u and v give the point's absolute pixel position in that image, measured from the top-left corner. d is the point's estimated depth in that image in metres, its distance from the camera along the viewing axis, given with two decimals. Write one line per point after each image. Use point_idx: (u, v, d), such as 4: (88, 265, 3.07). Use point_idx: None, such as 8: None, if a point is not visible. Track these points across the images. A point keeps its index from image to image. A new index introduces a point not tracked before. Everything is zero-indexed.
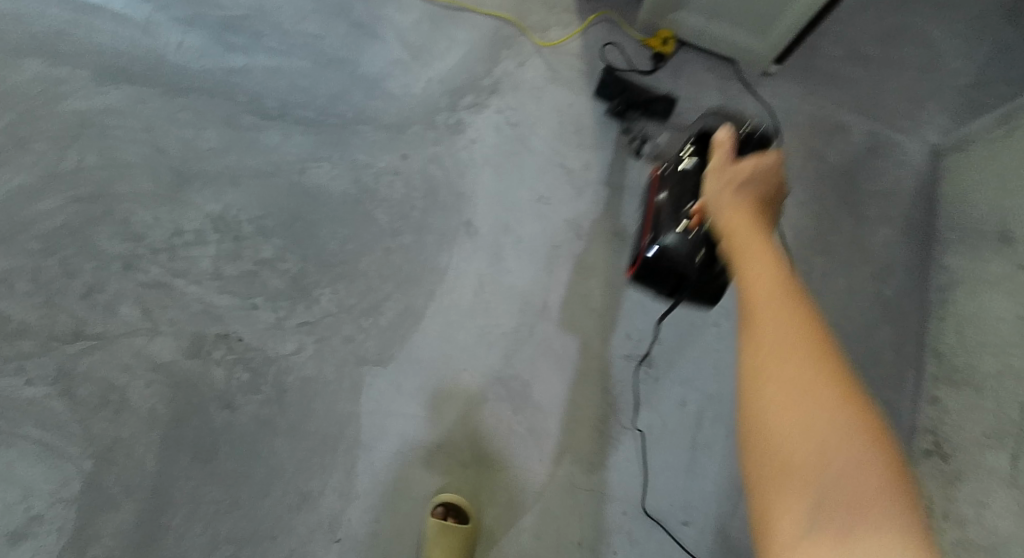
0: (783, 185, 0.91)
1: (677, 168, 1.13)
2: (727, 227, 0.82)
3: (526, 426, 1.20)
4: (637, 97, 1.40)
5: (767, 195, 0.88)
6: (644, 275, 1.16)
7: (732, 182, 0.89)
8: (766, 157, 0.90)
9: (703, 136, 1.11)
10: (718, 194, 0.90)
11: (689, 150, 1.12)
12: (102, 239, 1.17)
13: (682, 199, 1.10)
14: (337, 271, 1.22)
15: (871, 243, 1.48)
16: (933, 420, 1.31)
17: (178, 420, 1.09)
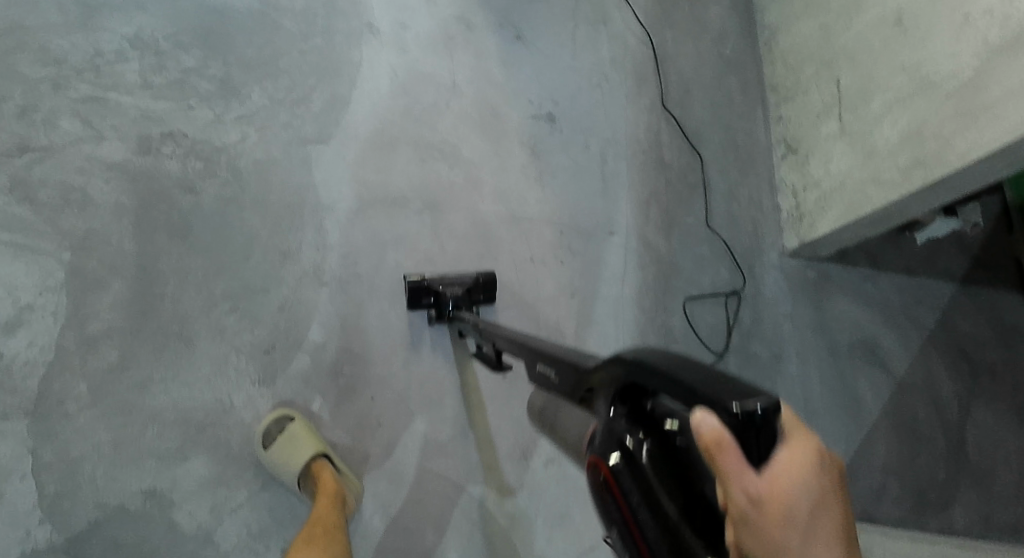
0: (837, 468, 0.53)
1: (628, 461, 0.61)
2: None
3: (463, 178, 1.39)
4: (457, 295, 1.20)
5: (838, 511, 0.51)
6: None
7: (801, 534, 0.49)
8: (809, 458, 0.51)
9: (631, 391, 0.63)
10: (769, 549, 0.49)
11: (623, 421, 0.63)
12: (22, 65, 1.17)
13: (668, 494, 0.58)
14: (261, 71, 1.30)
15: (706, 18, 1.80)
16: (782, 132, 1.71)
17: (145, 206, 1.15)
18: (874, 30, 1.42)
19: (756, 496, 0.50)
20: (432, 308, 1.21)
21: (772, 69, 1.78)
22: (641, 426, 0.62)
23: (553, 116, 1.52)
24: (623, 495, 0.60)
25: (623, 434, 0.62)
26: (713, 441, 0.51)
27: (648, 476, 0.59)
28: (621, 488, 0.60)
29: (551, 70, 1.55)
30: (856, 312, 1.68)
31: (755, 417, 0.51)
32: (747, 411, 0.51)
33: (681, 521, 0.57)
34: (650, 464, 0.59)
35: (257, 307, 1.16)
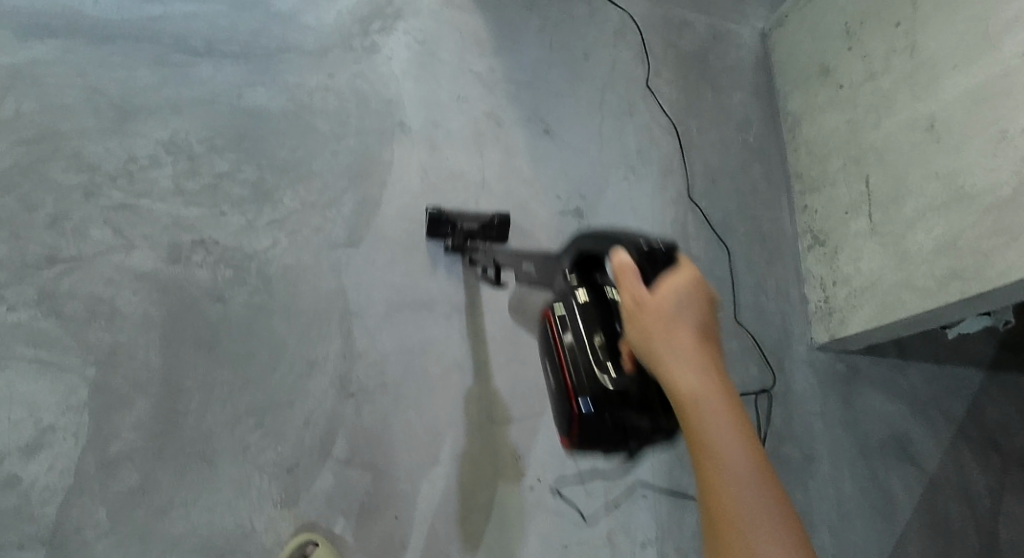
0: (709, 293, 0.86)
1: (571, 306, 0.96)
2: (678, 394, 0.77)
3: (494, 279, 1.35)
4: (473, 229, 1.28)
5: (700, 322, 0.82)
6: (584, 440, 0.89)
7: (670, 324, 0.80)
8: (687, 282, 0.84)
9: (582, 260, 0.98)
10: (648, 336, 0.81)
11: (574, 279, 0.98)
12: (56, 173, 1.19)
13: (592, 329, 0.93)
14: (294, 174, 1.31)
15: (729, 105, 1.80)
16: (807, 221, 1.68)
17: (172, 317, 1.13)
18: (905, 134, 1.43)
19: (642, 300, 0.82)
20: (450, 238, 1.31)
21: (795, 156, 1.76)
22: (585, 287, 0.97)
23: (581, 211, 1.51)
24: (563, 330, 0.95)
25: (573, 288, 0.97)
26: (623, 267, 0.85)
27: (584, 317, 0.94)
28: (560, 327, 0.95)
29: (578, 163, 1.55)
30: (887, 408, 1.64)
31: (656, 252, 0.86)
32: (652, 249, 0.87)
33: (602, 344, 0.92)
34: (585, 308, 0.95)
35: (282, 422, 1.13)
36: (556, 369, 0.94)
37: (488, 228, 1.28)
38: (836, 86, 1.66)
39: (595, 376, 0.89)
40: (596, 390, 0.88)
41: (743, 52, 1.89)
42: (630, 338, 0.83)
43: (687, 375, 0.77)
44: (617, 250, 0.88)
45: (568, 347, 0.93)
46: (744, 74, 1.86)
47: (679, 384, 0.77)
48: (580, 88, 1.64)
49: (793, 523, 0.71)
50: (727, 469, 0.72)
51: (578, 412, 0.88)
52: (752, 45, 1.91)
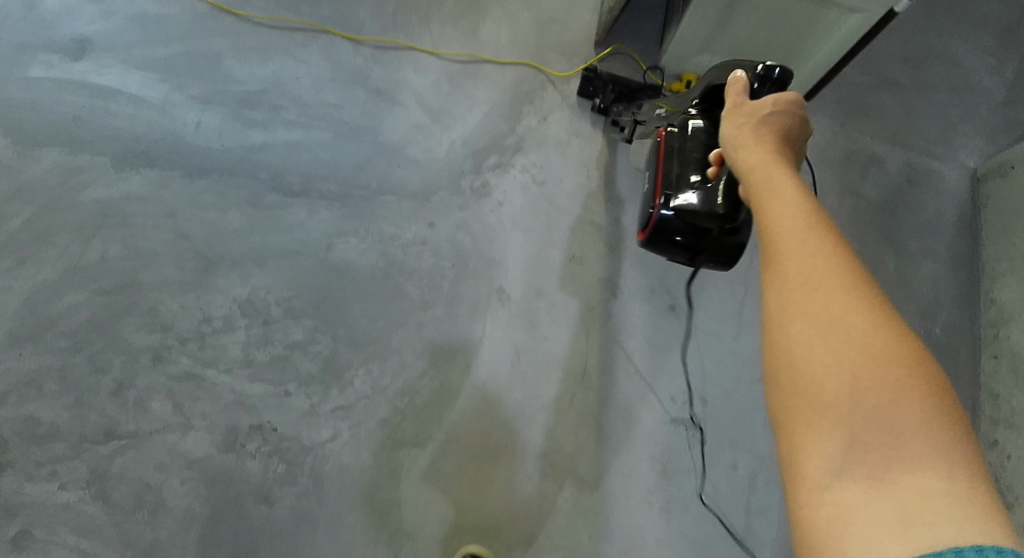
0: (806, 121, 0.76)
1: (680, 127, 0.96)
2: (748, 167, 0.71)
3: (572, 502, 1.16)
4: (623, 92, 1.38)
5: (788, 130, 0.74)
6: (658, 240, 0.93)
7: (757, 121, 0.75)
8: (792, 96, 0.76)
9: (712, 93, 0.97)
10: (737, 126, 0.76)
11: (695, 106, 0.98)
12: (128, 331, 1.15)
13: (693, 148, 0.93)
14: (370, 349, 1.19)
15: (916, 276, 1.42)
16: (995, 465, 1.26)
17: (215, 517, 1.07)
18: None
19: (740, 103, 0.79)
20: (596, 98, 1.39)
21: (993, 368, 1.33)
22: (705, 117, 0.96)
23: (699, 421, 1.24)
24: (665, 153, 0.96)
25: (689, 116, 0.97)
26: (734, 83, 0.84)
27: (696, 130, 0.94)
28: (666, 142, 0.96)
29: (704, 353, 1.28)
30: None
31: (766, 71, 0.83)
32: (764, 69, 0.84)
33: (699, 154, 0.93)
34: (696, 130, 0.94)
35: None
36: (651, 189, 0.97)
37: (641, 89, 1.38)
38: None
39: (682, 177, 0.92)
40: (678, 193, 0.91)
41: (944, 202, 1.48)
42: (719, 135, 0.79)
43: (759, 149, 0.71)
44: (736, 72, 0.87)
45: (667, 164, 0.95)
46: (941, 236, 1.45)
47: (745, 162, 0.72)
48: None
49: (867, 278, 0.56)
50: (786, 222, 0.60)
51: (657, 212, 0.92)
52: (957, 192, 1.49)
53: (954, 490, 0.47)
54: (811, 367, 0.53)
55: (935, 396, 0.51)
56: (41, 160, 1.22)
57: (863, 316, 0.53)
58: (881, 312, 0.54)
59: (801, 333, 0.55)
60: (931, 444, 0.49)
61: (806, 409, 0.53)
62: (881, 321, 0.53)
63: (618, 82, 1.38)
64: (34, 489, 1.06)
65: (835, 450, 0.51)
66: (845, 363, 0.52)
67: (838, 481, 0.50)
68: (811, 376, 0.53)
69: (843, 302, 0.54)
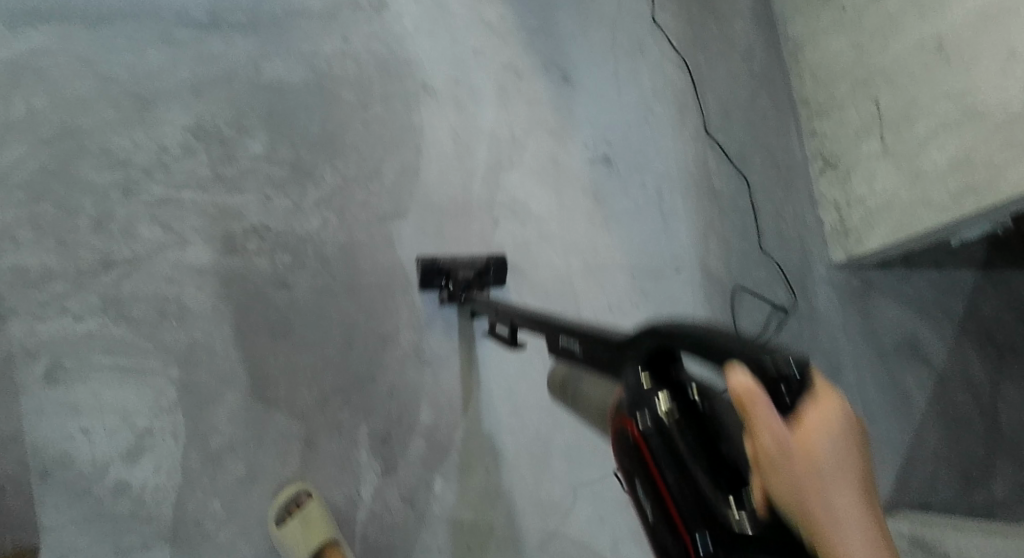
0: (862, 432, 0.58)
1: (652, 412, 0.63)
2: (825, 545, 0.53)
3: (536, 235, 1.40)
4: (469, 277, 1.22)
5: (863, 472, 0.57)
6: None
7: (857, 522, 0.54)
8: (838, 420, 0.57)
9: (658, 353, 0.67)
10: (790, 483, 0.54)
11: (648, 378, 0.66)
12: (87, 173, 1.13)
13: (693, 450, 0.60)
14: (330, 148, 1.28)
15: (734, 34, 1.81)
16: (817, 146, 1.75)
17: (243, 309, 1.14)
18: (913, 55, 1.47)
19: (777, 443, 0.54)
20: (443, 289, 1.23)
21: (801, 83, 1.80)
22: (665, 388, 0.66)
23: (609, 158, 1.52)
24: (660, 462, 0.61)
25: (650, 394, 0.65)
26: (745, 392, 0.55)
27: (681, 439, 0.61)
28: (650, 446, 0.62)
29: (600, 110, 1.55)
30: (900, 312, 1.74)
31: (789, 378, 0.57)
32: (784, 373, 0.57)
33: (710, 483, 0.58)
34: (677, 420, 0.62)
35: (369, 398, 1.17)
36: (653, 501, 0.61)
37: (483, 275, 1.24)
38: (840, 8, 1.66)
39: (715, 515, 0.57)
40: (723, 534, 0.55)
41: None
42: (767, 489, 0.55)
43: (844, 523, 0.53)
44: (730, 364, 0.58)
45: (671, 486, 0.60)
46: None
47: None
48: (592, 29, 1.61)
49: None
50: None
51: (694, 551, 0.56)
52: None
53: None
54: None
55: None
56: None
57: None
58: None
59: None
60: None
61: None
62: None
63: (460, 266, 1.21)
64: (47, 327, 1.04)
65: None
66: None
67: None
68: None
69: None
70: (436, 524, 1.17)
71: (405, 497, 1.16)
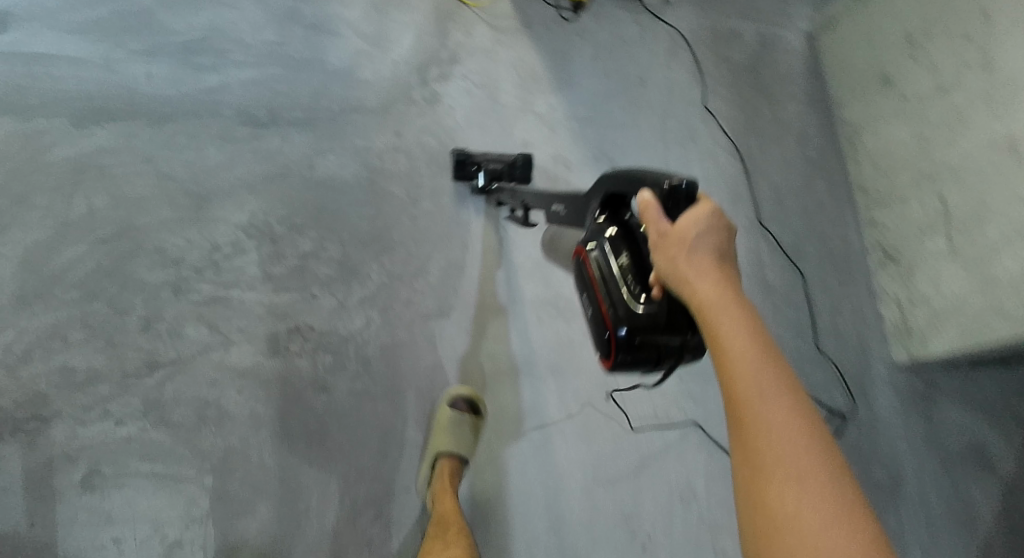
0: (728, 229, 0.85)
1: (600, 241, 0.99)
2: (697, 302, 0.79)
3: (581, 335, 1.34)
4: (499, 170, 1.32)
5: (721, 248, 0.83)
6: (626, 364, 0.91)
7: (689, 253, 0.82)
8: (706, 211, 0.84)
9: (611, 200, 1.01)
10: (672, 261, 0.83)
11: (603, 219, 1.01)
12: (140, 271, 1.16)
13: (625, 267, 0.93)
14: (377, 245, 1.29)
15: (789, 119, 1.76)
16: (876, 238, 1.66)
17: (281, 414, 1.13)
18: (983, 153, 1.41)
19: (664, 233, 0.84)
20: (474, 178, 1.36)
21: (857, 168, 1.72)
22: (617, 226, 0.99)
23: None
24: (597, 264, 0.97)
25: (601, 229, 1.00)
26: (646, 204, 0.87)
27: (613, 252, 0.96)
28: (594, 268, 0.98)
29: None
30: (964, 417, 1.63)
31: (677, 189, 0.85)
32: (674, 186, 0.86)
33: (636, 282, 0.92)
34: (613, 241, 0.97)
35: (401, 510, 1.13)
36: (593, 303, 0.98)
37: (513, 167, 1.32)
38: (901, 97, 1.60)
39: (629, 307, 0.90)
40: (626, 316, 0.90)
41: (793, 59, 1.83)
42: (656, 266, 0.85)
43: (704, 281, 0.80)
44: (642, 192, 0.89)
45: (605, 290, 0.95)
46: (797, 84, 1.81)
47: (698, 295, 0.79)
48: (642, 117, 1.60)
49: (815, 431, 0.70)
50: (740, 366, 0.73)
51: (616, 338, 0.89)
52: (799, 50, 1.85)
53: None
54: (778, 519, 0.66)
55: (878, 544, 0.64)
56: None
57: (811, 466, 0.68)
58: (821, 471, 0.68)
59: (791, 541, 0.65)
60: None
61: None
62: (823, 474, 0.68)
63: (491, 161, 1.33)
64: (89, 431, 1.05)
65: None
66: (805, 524, 0.65)
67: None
68: (779, 526, 0.66)
69: (815, 483, 0.67)
70: None
71: None
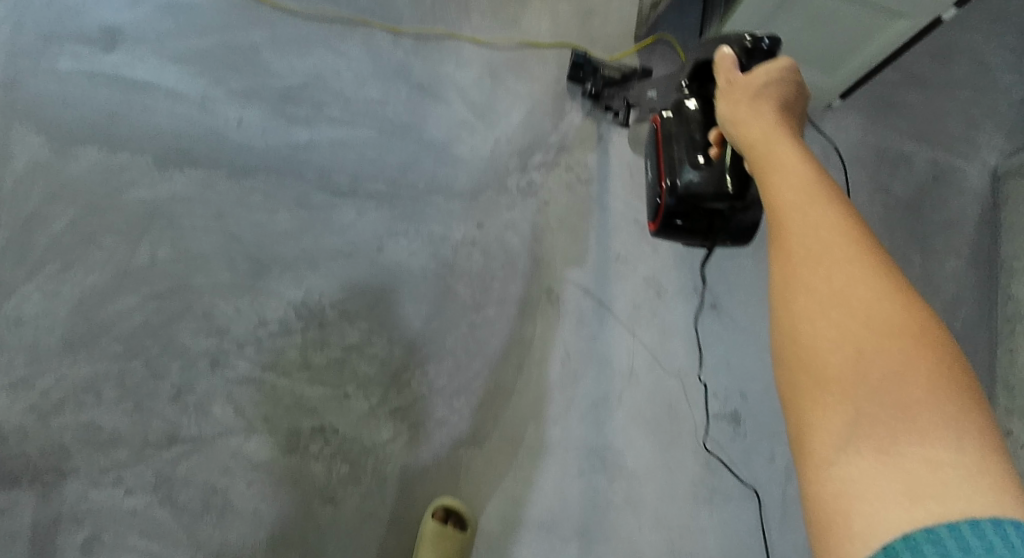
0: (804, 84, 0.77)
1: (676, 113, 0.99)
2: (751, 143, 0.72)
3: (622, 496, 1.20)
4: (613, 77, 1.34)
5: (789, 94, 0.75)
6: (681, 223, 1.02)
7: (753, 94, 0.76)
8: (782, 61, 0.76)
9: (700, 71, 0.97)
10: (734, 104, 0.77)
11: (688, 90, 0.99)
12: (183, 335, 1.14)
13: (691, 130, 0.97)
14: (426, 350, 1.21)
15: (941, 275, 1.48)
16: (1009, 454, 1.33)
17: (283, 519, 1.09)
18: None
19: (733, 80, 0.80)
20: (586, 83, 1.35)
21: (1010, 361, 1.40)
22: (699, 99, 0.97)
23: (738, 415, 1.27)
24: (664, 135, 1.00)
25: (681, 102, 0.99)
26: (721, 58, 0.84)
27: (684, 126, 0.97)
28: (662, 128, 1.00)
29: (744, 352, 1.30)
30: None
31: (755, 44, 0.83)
32: (753, 43, 0.84)
33: (694, 147, 0.96)
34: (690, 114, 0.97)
35: None
36: (655, 171, 1.04)
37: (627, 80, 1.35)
38: None
39: (685, 169, 0.96)
40: (679, 178, 0.97)
41: (967, 201, 1.54)
42: (719, 113, 0.81)
43: (760, 122, 0.72)
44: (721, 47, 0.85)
45: (666, 150, 0.99)
46: (964, 233, 1.52)
47: (750, 131, 0.73)
48: None
49: (877, 249, 0.56)
50: (787, 199, 0.60)
51: (665, 202, 0.99)
52: (979, 191, 1.55)
53: (965, 457, 0.46)
54: (816, 341, 0.53)
55: (957, 400, 0.48)
56: (79, 159, 1.18)
57: (871, 288, 0.53)
58: (882, 279, 0.53)
59: (825, 322, 0.53)
60: (937, 415, 0.47)
61: (812, 387, 0.52)
62: (879, 278, 0.53)
63: (608, 68, 1.34)
64: (98, 494, 1.06)
65: (841, 424, 0.49)
66: (848, 337, 0.51)
67: (847, 457, 0.48)
68: (816, 349, 0.52)
69: (870, 288, 0.53)
70: None
71: None
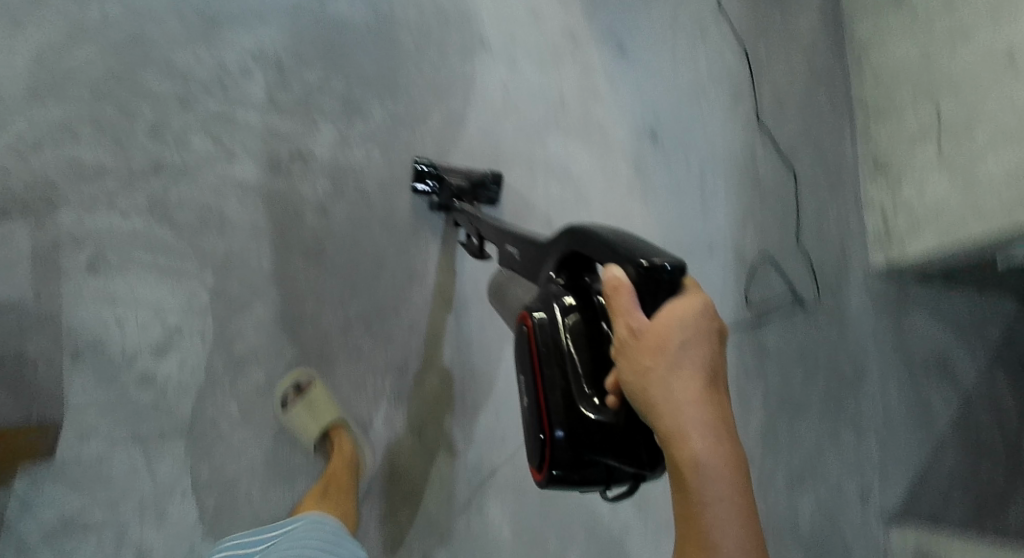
0: (717, 333, 0.62)
1: (550, 315, 0.73)
2: (675, 447, 0.59)
3: (572, 196, 1.42)
4: (462, 187, 1.23)
5: (708, 363, 0.61)
6: (561, 480, 0.68)
7: (670, 365, 0.59)
8: (695, 307, 0.61)
9: (570, 259, 0.74)
10: (644, 375, 0.60)
11: (560, 283, 0.75)
12: (148, 80, 1.17)
13: (576, 357, 0.70)
14: (382, 86, 1.30)
15: (797, 27, 1.77)
16: (871, 149, 1.70)
17: (280, 226, 1.18)
18: (979, 63, 1.40)
19: (639, 332, 0.61)
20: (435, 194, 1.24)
21: (860, 81, 1.74)
22: (573, 294, 0.73)
23: (655, 133, 1.53)
24: (541, 345, 0.72)
25: (553, 297, 0.74)
26: (614, 287, 0.62)
27: (570, 336, 0.70)
28: (538, 340, 0.73)
29: (653, 85, 1.55)
30: (931, 328, 1.68)
31: (660, 272, 0.61)
32: (654, 265, 0.61)
33: (585, 380, 0.69)
34: (572, 326, 0.71)
35: (390, 330, 1.20)
36: (533, 396, 0.73)
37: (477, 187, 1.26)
38: (908, 9, 1.58)
39: (575, 411, 0.67)
40: (571, 422, 0.67)
41: None
42: (620, 381, 0.62)
43: (693, 431, 0.58)
44: (607, 269, 0.64)
45: (548, 375, 0.70)
46: None
47: (677, 443, 0.59)
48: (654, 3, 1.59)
49: None
50: None
51: (550, 438, 0.68)
52: None
53: None
54: None
55: None
56: None
57: None
58: None
59: None
60: None
61: None
62: None
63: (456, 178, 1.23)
64: (94, 219, 1.10)
65: None
66: None
67: None
68: None
69: None
70: (445, 461, 1.20)
71: (413, 429, 1.19)
